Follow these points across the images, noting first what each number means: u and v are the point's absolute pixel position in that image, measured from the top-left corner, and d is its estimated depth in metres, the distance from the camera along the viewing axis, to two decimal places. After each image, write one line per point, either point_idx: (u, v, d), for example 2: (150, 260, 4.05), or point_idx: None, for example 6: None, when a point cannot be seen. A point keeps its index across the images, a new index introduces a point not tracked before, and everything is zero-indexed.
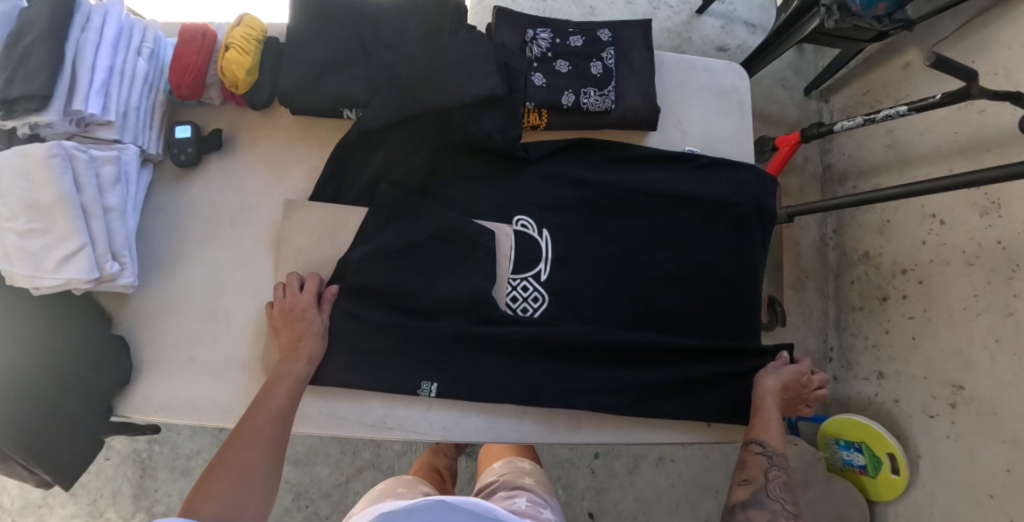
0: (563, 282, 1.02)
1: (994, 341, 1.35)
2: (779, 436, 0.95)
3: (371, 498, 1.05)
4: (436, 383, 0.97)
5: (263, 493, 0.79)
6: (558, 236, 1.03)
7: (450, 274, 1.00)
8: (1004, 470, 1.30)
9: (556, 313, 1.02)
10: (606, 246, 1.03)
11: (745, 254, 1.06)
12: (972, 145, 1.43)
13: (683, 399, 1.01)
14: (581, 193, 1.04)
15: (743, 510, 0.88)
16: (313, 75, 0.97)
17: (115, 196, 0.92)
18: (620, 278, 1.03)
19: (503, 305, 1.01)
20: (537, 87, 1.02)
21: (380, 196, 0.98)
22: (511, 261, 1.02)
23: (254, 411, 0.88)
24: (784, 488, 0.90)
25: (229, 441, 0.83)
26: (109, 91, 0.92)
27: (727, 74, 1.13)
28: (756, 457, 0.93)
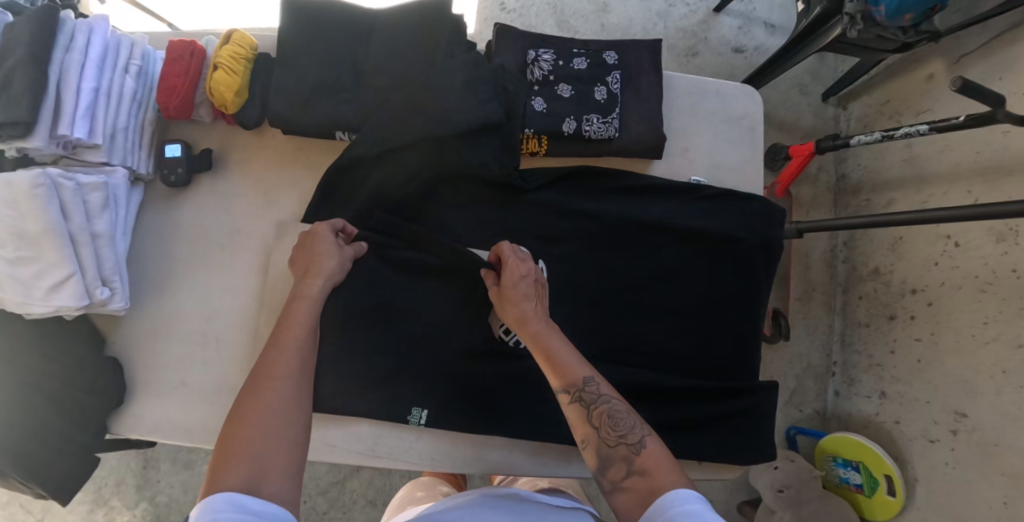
0: (558, 317, 0.96)
1: (1001, 372, 1.32)
2: (573, 357, 0.80)
3: (395, 506, 1.08)
4: (426, 411, 0.94)
5: (294, 441, 0.69)
6: (554, 267, 0.97)
7: (440, 304, 0.95)
8: (1001, 503, 1.28)
9: None
10: (602, 280, 0.97)
11: (748, 291, 1.00)
12: (992, 168, 1.37)
13: (675, 440, 0.96)
14: (578, 225, 0.97)
15: (604, 474, 0.75)
16: (302, 98, 0.92)
17: (104, 221, 0.91)
18: (617, 315, 0.97)
19: (495, 337, 0.96)
20: (536, 113, 0.95)
21: (372, 225, 0.94)
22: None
23: (272, 350, 0.76)
24: (610, 415, 0.76)
25: (248, 387, 0.72)
26: (95, 113, 0.90)
27: (739, 99, 1.07)
28: (575, 408, 0.78)
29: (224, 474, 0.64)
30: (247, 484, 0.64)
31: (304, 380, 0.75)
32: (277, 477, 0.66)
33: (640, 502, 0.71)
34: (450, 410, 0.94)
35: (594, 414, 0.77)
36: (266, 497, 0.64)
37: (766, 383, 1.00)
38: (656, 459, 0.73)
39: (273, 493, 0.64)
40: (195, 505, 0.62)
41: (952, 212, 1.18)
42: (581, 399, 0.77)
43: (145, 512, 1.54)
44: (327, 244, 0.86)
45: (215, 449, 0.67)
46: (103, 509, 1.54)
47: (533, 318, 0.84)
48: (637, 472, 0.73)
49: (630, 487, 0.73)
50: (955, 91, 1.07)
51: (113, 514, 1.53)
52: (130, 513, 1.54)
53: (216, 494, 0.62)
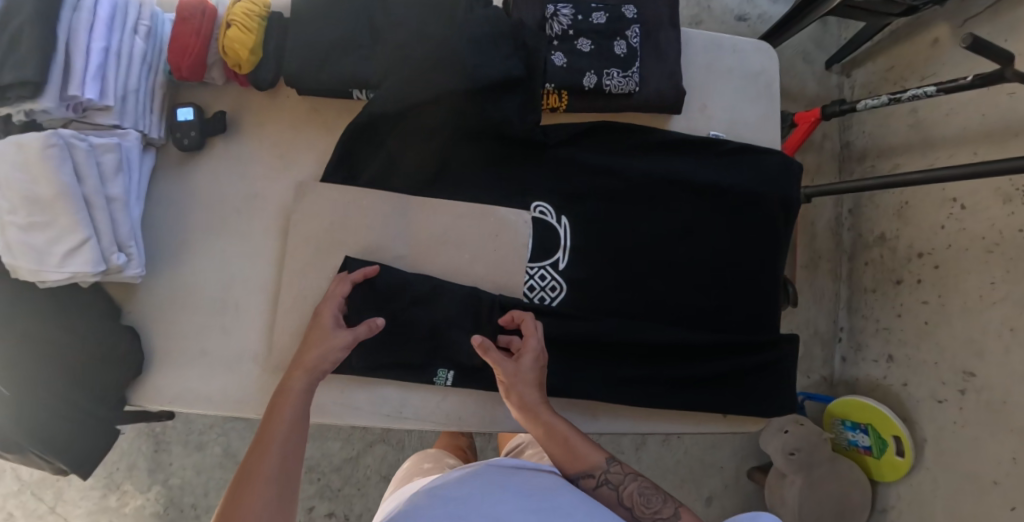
0: (582, 273, 0.96)
1: (1009, 330, 1.34)
2: (588, 443, 0.85)
3: (399, 479, 1.06)
4: (452, 371, 0.93)
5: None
6: (577, 223, 0.96)
7: (463, 259, 0.94)
8: (1010, 459, 1.31)
9: (574, 304, 0.95)
10: (624, 236, 0.97)
11: (766, 245, 1.01)
12: (999, 130, 1.38)
13: (700, 395, 0.97)
14: (600, 180, 0.96)
15: None
16: (319, 56, 0.90)
17: (119, 185, 0.89)
18: (639, 272, 0.97)
19: (519, 294, 0.95)
20: (557, 67, 0.93)
21: (394, 184, 0.93)
22: (529, 249, 0.95)
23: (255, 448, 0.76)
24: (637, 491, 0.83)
25: (233, 493, 0.72)
26: (106, 74, 0.88)
27: (756, 56, 1.06)
28: (605, 490, 0.83)
29: None
30: None
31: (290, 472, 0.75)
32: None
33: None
34: (477, 368, 0.93)
35: (624, 492, 0.83)
36: None
37: (787, 336, 1.00)
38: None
39: None
40: None
41: (949, 171, 1.20)
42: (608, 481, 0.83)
43: (159, 495, 1.53)
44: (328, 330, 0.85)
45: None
46: (116, 494, 1.52)
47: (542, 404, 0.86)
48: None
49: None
50: (965, 49, 1.08)
51: (127, 498, 1.52)
52: (143, 497, 1.53)
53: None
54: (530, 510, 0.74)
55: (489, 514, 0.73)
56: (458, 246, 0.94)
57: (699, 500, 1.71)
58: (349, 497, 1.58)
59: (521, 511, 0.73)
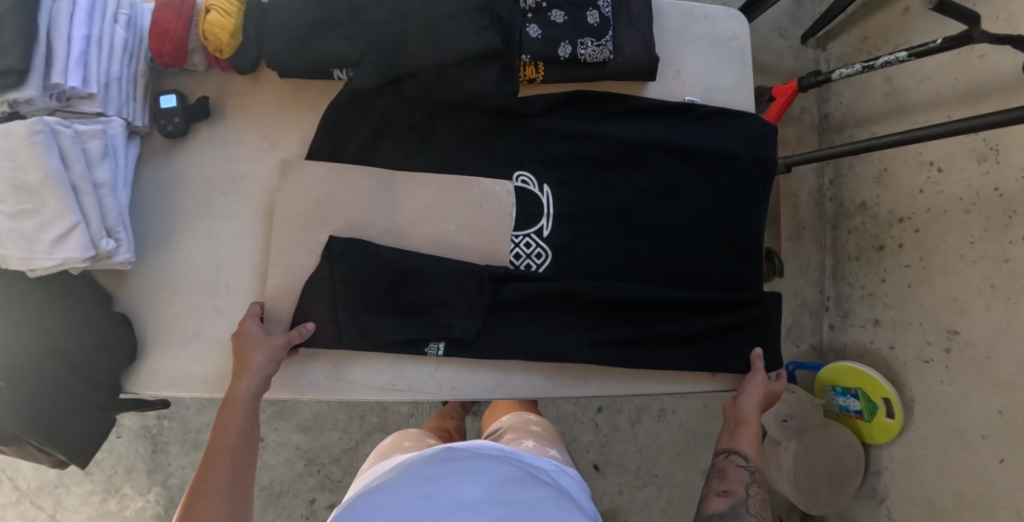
0: (567, 238, 0.98)
1: (989, 287, 1.37)
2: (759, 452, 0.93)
3: (378, 454, 1.06)
4: (444, 341, 0.94)
5: None
6: (559, 190, 0.98)
7: (450, 230, 0.96)
8: (996, 412, 1.34)
9: (560, 269, 0.98)
10: (606, 200, 0.99)
11: (746, 205, 1.03)
12: (971, 92, 1.41)
13: (686, 353, 0.99)
14: (581, 148, 0.98)
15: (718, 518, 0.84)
16: (298, 36, 0.92)
17: (105, 170, 0.90)
18: (622, 236, 0.99)
19: (506, 263, 0.97)
20: (533, 39, 0.95)
21: (379, 161, 0.95)
22: (513, 219, 0.97)
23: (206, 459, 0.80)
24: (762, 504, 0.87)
25: (189, 502, 0.76)
26: (88, 61, 0.89)
27: (726, 22, 1.09)
28: (737, 472, 0.90)
29: None
30: None
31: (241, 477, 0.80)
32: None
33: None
34: (472, 339, 0.94)
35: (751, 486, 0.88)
36: None
37: (771, 292, 1.03)
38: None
39: None
40: None
41: (920, 134, 1.23)
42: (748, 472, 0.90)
43: (159, 496, 1.53)
44: (260, 346, 0.87)
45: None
46: (116, 497, 1.53)
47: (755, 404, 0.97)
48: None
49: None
50: (931, 9, 1.13)
51: (127, 501, 1.52)
52: (143, 499, 1.53)
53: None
54: (499, 501, 0.76)
55: (456, 499, 0.74)
56: (444, 216, 0.96)
57: (696, 473, 1.74)
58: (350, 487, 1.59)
59: (489, 500, 0.75)
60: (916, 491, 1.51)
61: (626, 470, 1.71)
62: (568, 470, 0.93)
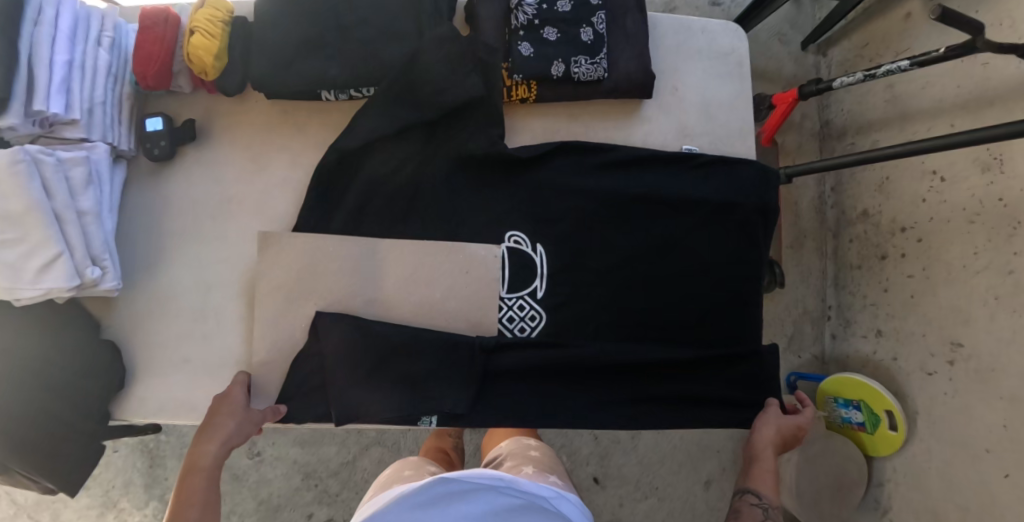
0: (561, 298, 0.94)
1: (993, 298, 1.34)
2: (776, 492, 0.87)
3: (380, 485, 1.03)
4: (436, 416, 0.91)
5: None
6: (553, 249, 0.94)
7: (436, 297, 0.93)
8: (1001, 426, 1.32)
9: (556, 330, 0.94)
10: (604, 256, 0.95)
11: (746, 255, 1.00)
12: (975, 99, 1.39)
13: (694, 411, 0.96)
14: (575, 203, 0.95)
15: None
16: (285, 58, 0.90)
17: (89, 199, 0.88)
18: (618, 294, 0.95)
19: (496, 329, 0.93)
20: (524, 58, 0.92)
21: (371, 216, 0.93)
22: (502, 282, 0.93)
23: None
24: None
25: None
26: (71, 87, 0.87)
27: (724, 36, 1.07)
28: (750, 509, 0.85)
29: None
30: None
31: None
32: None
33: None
34: (462, 413, 0.90)
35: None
36: None
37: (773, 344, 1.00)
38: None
39: None
40: None
41: (923, 145, 1.21)
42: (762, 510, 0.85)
43: (156, 510, 1.52)
44: (233, 414, 0.87)
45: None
46: (113, 511, 1.51)
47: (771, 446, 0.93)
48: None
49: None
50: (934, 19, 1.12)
51: (124, 516, 1.51)
52: (141, 514, 1.52)
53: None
54: None
55: None
56: (428, 285, 0.93)
57: (698, 484, 1.72)
58: (348, 501, 1.58)
59: None
60: (919, 504, 1.50)
61: (627, 481, 1.69)
62: (568, 496, 0.92)
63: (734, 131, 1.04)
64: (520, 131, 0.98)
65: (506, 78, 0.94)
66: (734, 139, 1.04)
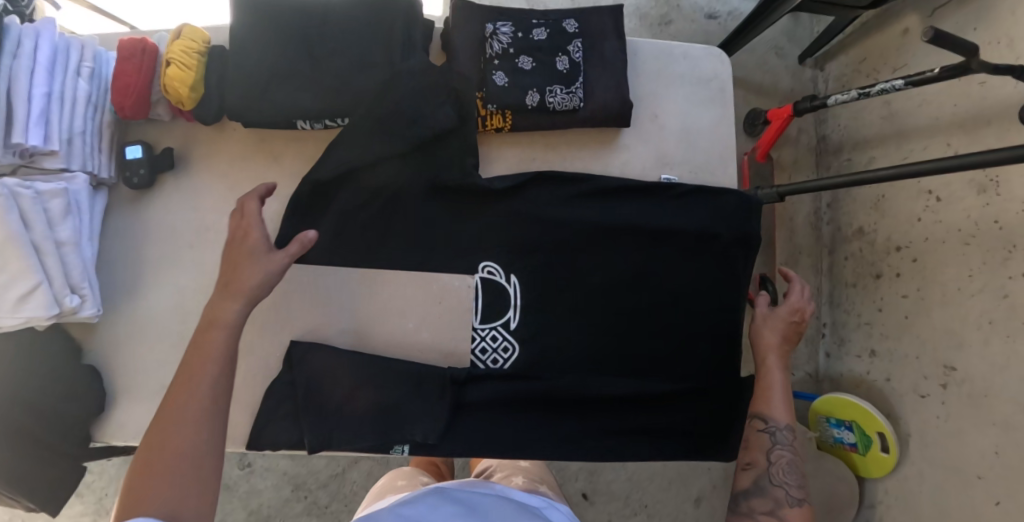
0: (534, 330, 0.94)
1: (988, 322, 1.32)
2: (784, 408, 0.94)
3: (373, 495, 1.08)
4: (408, 444, 0.92)
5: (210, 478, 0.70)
6: (526, 280, 0.94)
7: (408, 327, 0.94)
8: (993, 452, 1.29)
9: (528, 362, 0.94)
10: (579, 288, 0.95)
11: (723, 286, 0.98)
12: (971, 119, 1.36)
13: (665, 442, 0.95)
14: (550, 234, 0.94)
15: (746, 496, 0.90)
16: (259, 88, 0.90)
17: (68, 229, 0.90)
18: (592, 326, 0.95)
19: (469, 360, 0.94)
20: (498, 87, 0.92)
21: (342, 246, 0.93)
22: (476, 312, 0.94)
23: (182, 377, 0.74)
24: (788, 468, 0.91)
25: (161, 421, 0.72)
26: (50, 119, 0.88)
27: (707, 60, 1.04)
28: (759, 438, 0.93)
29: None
30: None
31: (224, 399, 0.75)
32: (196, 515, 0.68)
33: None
34: (434, 443, 0.90)
35: (773, 453, 0.92)
36: None
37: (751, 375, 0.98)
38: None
39: None
40: None
41: (914, 168, 1.15)
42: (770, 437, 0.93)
43: None
44: (255, 257, 0.82)
45: (127, 484, 0.69)
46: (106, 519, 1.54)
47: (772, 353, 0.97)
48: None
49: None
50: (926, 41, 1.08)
51: None
52: None
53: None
54: None
55: None
56: (401, 315, 0.94)
57: (688, 501, 1.70)
58: (337, 513, 1.59)
59: None
60: None
61: (616, 497, 1.68)
62: (559, 505, 0.90)
63: (714, 159, 1.03)
64: (494, 160, 0.98)
65: (480, 107, 0.93)
66: (714, 166, 1.03)
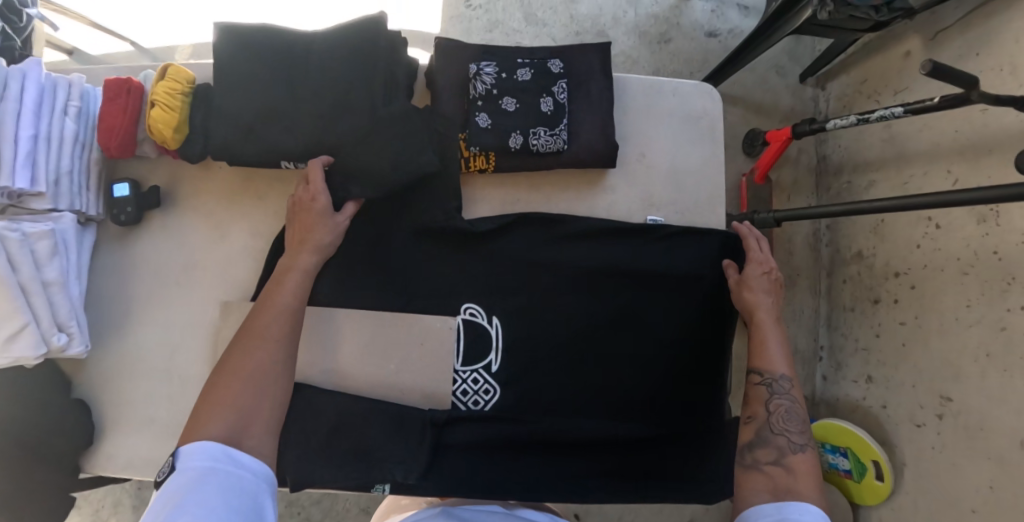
0: (515, 372, 0.94)
1: (985, 355, 1.29)
2: (781, 357, 0.92)
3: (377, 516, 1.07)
4: (389, 483, 0.91)
5: (278, 401, 0.80)
6: (508, 322, 0.94)
7: (389, 370, 0.94)
8: (987, 486, 1.25)
9: (510, 405, 0.94)
10: (561, 331, 0.95)
11: (707, 329, 0.98)
12: (973, 146, 1.31)
13: (644, 485, 0.95)
14: (533, 277, 0.95)
15: (749, 449, 0.87)
16: (241, 131, 0.90)
17: (54, 268, 0.90)
18: (574, 368, 0.95)
19: (449, 403, 0.94)
20: (480, 129, 0.92)
21: (324, 287, 0.93)
22: (457, 355, 0.94)
23: (261, 306, 0.84)
24: (789, 416, 0.88)
25: (238, 340, 0.81)
26: (36, 160, 0.89)
27: (697, 97, 1.03)
28: (757, 390, 0.91)
29: (208, 427, 0.74)
30: (230, 436, 0.74)
31: (293, 341, 0.84)
32: (257, 436, 0.76)
33: (771, 487, 0.83)
34: (415, 482, 0.91)
35: (773, 402, 0.89)
36: (248, 450, 0.75)
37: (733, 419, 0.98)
38: (806, 467, 0.84)
39: (255, 446, 0.76)
40: (179, 451, 0.72)
41: (911, 201, 1.12)
42: (768, 389, 0.91)
43: None
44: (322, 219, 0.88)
45: (203, 391, 0.78)
46: None
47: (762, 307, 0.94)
48: (784, 487, 0.82)
49: (769, 473, 0.85)
50: (927, 74, 0.99)
51: None
52: None
53: (199, 448, 0.71)
54: None
55: None
56: (382, 357, 0.94)
57: None
58: None
59: None
60: None
61: None
62: None
63: (703, 199, 1.02)
64: (477, 201, 0.97)
65: (463, 148, 0.93)
66: (703, 207, 1.02)
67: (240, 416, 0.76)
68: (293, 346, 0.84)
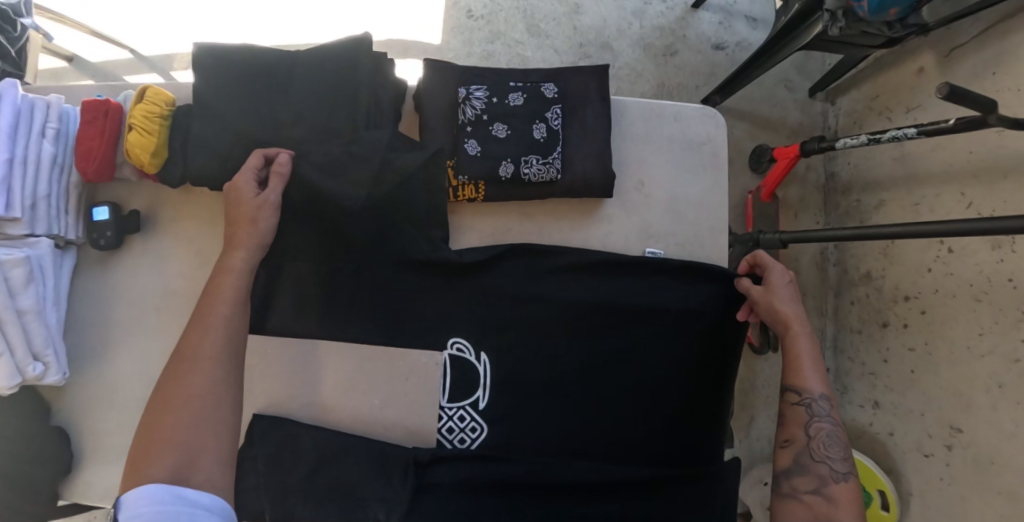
0: (502, 411, 0.91)
1: (996, 386, 1.20)
2: (818, 375, 0.88)
3: None
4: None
5: (225, 426, 0.74)
6: (496, 358, 0.91)
7: (373, 405, 0.92)
8: None
9: (497, 445, 0.91)
10: (553, 368, 0.92)
11: (705, 367, 0.94)
12: (987, 168, 1.25)
13: None
14: (523, 313, 0.91)
15: (787, 477, 0.86)
16: (221, 157, 0.87)
17: (30, 296, 0.87)
18: (564, 408, 0.92)
19: (434, 439, 0.91)
20: (470, 157, 0.89)
21: (308, 319, 0.90)
22: (444, 391, 0.91)
23: (196, 323, 0.78)
24: (830, 441, 0.86)
25: (173, 364, 0.76)
26: (12, 185, 0.86)
27: (700, 122, 0.99)
28: (795, 412, 0.88)
29: (150, 467, 0.69)
30: (177, 474, 0.69)
31: (232, 358, 0.78)
32: (206, 467, 0.71)
33: (811, 517, 0.83)
34: None
35: (812, 425, 0.87)
36: (196, 485, 0.70)
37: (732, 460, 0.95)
38: (848, 496, 0.83)
39: (204, 480, 0.70)
40: (123, 496, 0.67)
41: (929, 227, 1.04)
42: (807, 409, 0.88)
43: None
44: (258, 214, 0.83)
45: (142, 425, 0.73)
46: None
47: (795, 320, 0.90)
48: (824, 518, 0.82)
49: (808, 502, 0.84)
50: (941, 97, 0.92)
51: None
52: None
53: (142, 492, 0.67)
54: None
55: None
56: (367, 392, 0.92)
57: None
58: None
59: None
60: None
61: None
62: None
63: (704, 230, 0.98)
64: (466, 231, 0.94)
65: (452, 178, 0.90)
66: (703, 238, 0.97)
67: (184, 447, 0.71)
68: (234, 364, 0.78)
